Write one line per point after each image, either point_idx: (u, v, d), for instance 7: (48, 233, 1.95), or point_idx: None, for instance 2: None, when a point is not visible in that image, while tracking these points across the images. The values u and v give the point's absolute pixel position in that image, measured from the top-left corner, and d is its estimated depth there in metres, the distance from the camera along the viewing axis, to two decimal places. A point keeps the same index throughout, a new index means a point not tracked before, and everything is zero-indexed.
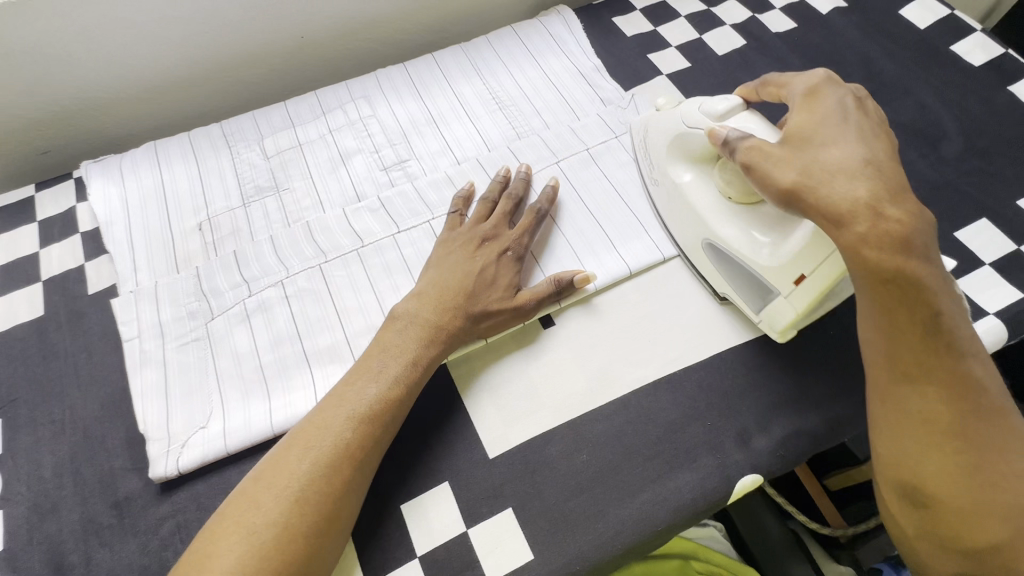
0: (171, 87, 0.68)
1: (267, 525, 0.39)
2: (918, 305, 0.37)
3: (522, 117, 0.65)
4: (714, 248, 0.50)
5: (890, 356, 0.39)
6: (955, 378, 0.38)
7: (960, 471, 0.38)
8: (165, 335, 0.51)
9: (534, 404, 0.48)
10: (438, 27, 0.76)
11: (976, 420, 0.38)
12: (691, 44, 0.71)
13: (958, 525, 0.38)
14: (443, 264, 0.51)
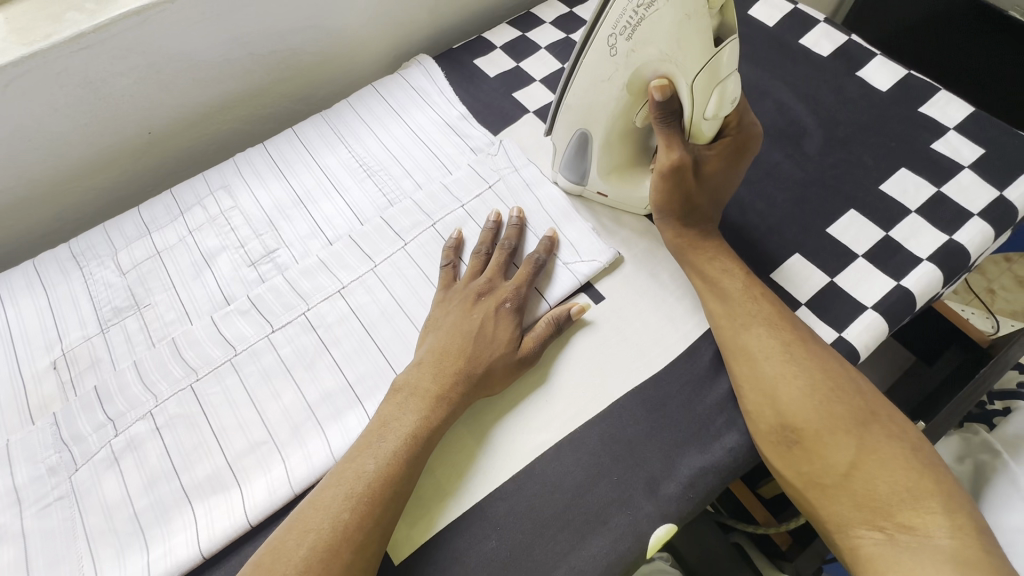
0: (11, 212, 0.62)
1: None
2: (729, 271, 0.51)
3: (393, 181, 0.63)
4: (582, 142, 0.51)
5: (728, 313, 0.49)
6: (781, 323, 0.48)
7: (813, 405, 0.44)
8: (22, 501, 0.46)
9: (440, 494, 0.46)
10: (298, 96, 0.73)
11: (812, 357, 0.46)
12: (553, 76, 0.70)
13: (826, 457, 0.43)
14: (435, 327, 0.50)
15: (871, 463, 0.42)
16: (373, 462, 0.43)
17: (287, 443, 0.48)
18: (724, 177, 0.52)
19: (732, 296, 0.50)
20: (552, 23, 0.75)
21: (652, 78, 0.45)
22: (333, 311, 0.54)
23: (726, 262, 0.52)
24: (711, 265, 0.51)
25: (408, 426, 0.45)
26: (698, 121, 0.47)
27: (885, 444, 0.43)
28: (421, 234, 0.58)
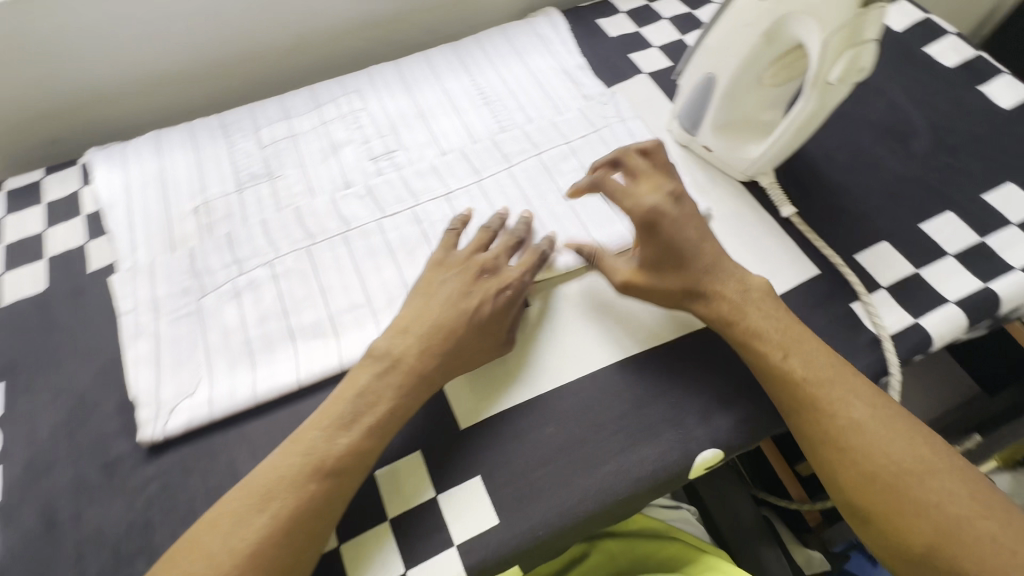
0: (176, 81, 0.71)
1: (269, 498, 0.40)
2: (757, 354, 0.46)
3: (507, 111, 0.68)
4: (708, 86, 0.55)
5: (774, 394, 0.46)
6: (834, 409, 0.44)
7: (879, 482, 0.42)
8: (159, 309, 0.54)
9: (507, 379, 0.50)
10: (430, 27, 0.79)
11: (866, 442, 0.42)
12: (672, 45, 0.73)
13: (901, 533, 0.41)
14: (427, 295, 0.49)
15: (958, 543, 0.39)
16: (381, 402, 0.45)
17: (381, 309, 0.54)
18: (670, 238, 0.48)
19: (767, 380, 0.46)
20: None
21: (791, 31, 0.47)
22: (438, 211, 0.59)
23: (770, 342, 0.46)
24: (755, 343, 0.46)
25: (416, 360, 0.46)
26: (821, 88, 0.46)
27: (972, 522, 0.39)
28: (525, 164, 0.63)
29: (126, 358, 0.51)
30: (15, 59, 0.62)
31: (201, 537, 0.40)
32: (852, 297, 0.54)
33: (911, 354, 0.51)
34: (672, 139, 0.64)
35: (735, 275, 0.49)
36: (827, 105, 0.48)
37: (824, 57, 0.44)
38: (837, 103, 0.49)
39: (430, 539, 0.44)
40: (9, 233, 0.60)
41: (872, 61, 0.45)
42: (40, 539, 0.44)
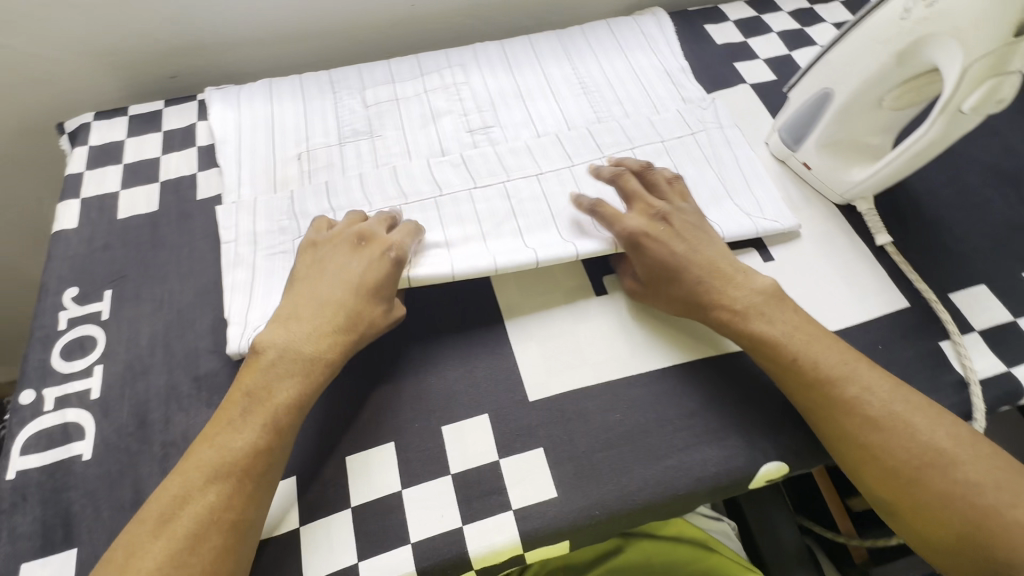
0: (292, 35, 0.74)
1: (199, 480, 0.40)
2: (774, 359, 0.47)
3: (604, 103, 0.68)
4: (823, 101, 0.55)
5: (795, 401, 0.47)
6: (850, 409, 0.44)
7: (907, 474, 0.42)
8: (257, 243, 0.57)
9: (579, 360, 0.51)
10: (537, 13, 0.80)
11: (886, 437, 0.43)
12: (778, 59, 0.72)
13: (930, 521, 0.41)
14: (313, 278, 0.49)
15: (987, 530, 0.39)
16: (288, 381, 0.45)
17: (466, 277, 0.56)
18: (658, 257, 0.51)
19: (786, 386, 0.47)
20: (789, 13, 0.77)
21: (931, 53, 0.45)
22: (528, 189, 0.60)
23: (779, 353, 0.46)
24: (764, 348, 0.47)
25: (291, 339, 0.46)
26: (950, 117, 0.46)
27: (1001, 511, 0.40)
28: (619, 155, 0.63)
29: (224, 283, 0.54)
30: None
31: (137, 538, 0.38)
32: (942, 336, 0.52)
33: (998, 402, 0.50)
34: (769, 152, 0.63)
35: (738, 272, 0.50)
36: (952, 135, 0.47)
37: (961, 85, 0.44)
38: (962, 134, 0.48)
39: (488, 499, 0.45)
40: (128, 154, 0.64)
41: (1010, 95, 0.44)
42: (132, 435, 0.48)
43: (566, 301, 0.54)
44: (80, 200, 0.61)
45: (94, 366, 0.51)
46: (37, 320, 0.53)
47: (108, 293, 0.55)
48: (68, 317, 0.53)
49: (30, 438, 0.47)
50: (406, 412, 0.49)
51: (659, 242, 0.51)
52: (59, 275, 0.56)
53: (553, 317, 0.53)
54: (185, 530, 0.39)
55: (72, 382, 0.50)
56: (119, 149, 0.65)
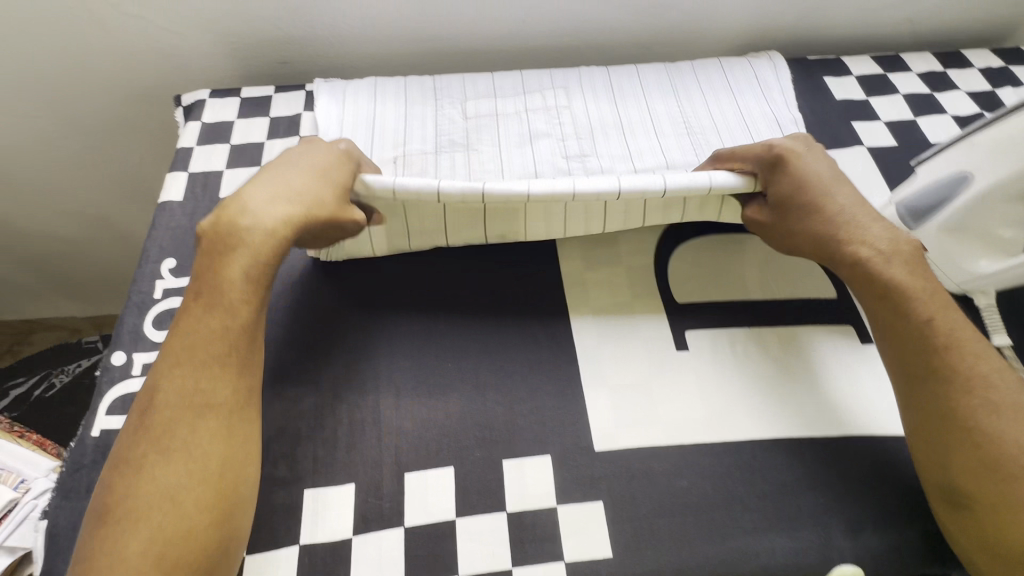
0: (402, 37, 0.75)
1: (180, 374, 0.41)
2: (901, 311, 0.45)
3: (707, 146, 0.66)
4: (956, 186, 0.51)
5: (906, 362, 0.45)
6: (968, 379, 0.42)
7: (996, 474, 0.40)
8: None
9: (651, 416, 0.49)
10: (646, 42, 0.79)
11: (1004, 428, 0.40)
12: (901, 123, 0.68)
13: (1004, 525, 0.39)
14: (267, 168, 0.49)
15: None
16: (239, 258, 0.44)
17: (545, 309, 0.55)
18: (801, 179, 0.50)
19: (905, 339, 0.45)
20: (918, 75, 0.72)
21: None
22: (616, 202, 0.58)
23: (912, 304, 0.45)
24: (899, 299, 0.45)
25: (244, 216, 0.45)
26: None
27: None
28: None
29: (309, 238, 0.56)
30: None
31: (134, 442, 0.40)
32: None
33: None
34: None
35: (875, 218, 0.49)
36: None
37: None
38: None
39: (542, 546, 0.44)
40: (236, 135, 0.67)
41: None
42: None
43: (646, 351, 0.52)
44: (187, 173, 0.64)
45: None
46: (135, 286, 0.56)
47: None
48: (164, 287, 0.56)
49: (116, 399, 0.50)
50: (471, 439, 0.48)
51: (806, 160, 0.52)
52: (160, 245, 0.58)
53: (630, 365, 0.52)
54: (168, 431, 0.39)
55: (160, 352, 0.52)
56: (228, 129, 0.68)
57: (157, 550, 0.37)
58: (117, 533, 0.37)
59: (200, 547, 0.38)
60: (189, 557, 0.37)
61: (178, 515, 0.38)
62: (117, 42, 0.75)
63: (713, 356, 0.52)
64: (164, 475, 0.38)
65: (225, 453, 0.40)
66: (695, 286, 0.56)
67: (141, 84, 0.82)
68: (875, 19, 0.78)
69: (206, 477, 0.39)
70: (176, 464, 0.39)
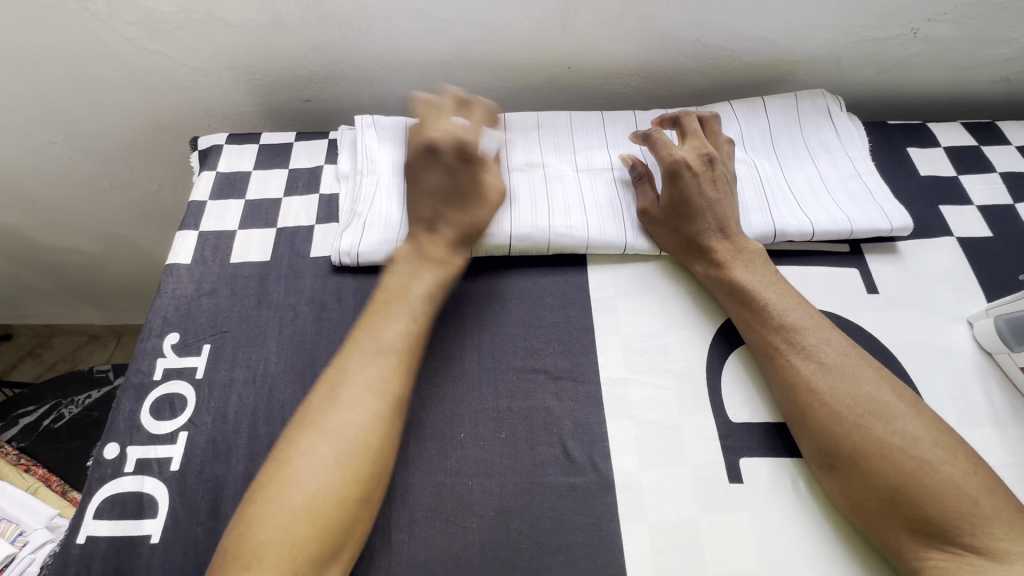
0: (434, 76, 0.69)
1: (373, 362, 0.45)
2: (750, 302, 0.50)
3: (765, 196, 0.59)
4: None
5: (758, 346, 0.49)
6: (802, 347, 0.47)
7: (844, 428, 0.43)
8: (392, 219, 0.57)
9: (698, 566, 0.43)
10: (702, 92, 0.71)
11: (831, 384, 0.45)
12: (998, 208, 0.59)
13: (863, 474, 0.42)
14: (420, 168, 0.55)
15: (920, 481, 0.40)
16: (431, 266, 0.52)
17: (581, 416, 0.49)
18: (688, 195, 0.55)
19: (752, 327, 0.50)
20: (1018, 149, 0.63)
21: None
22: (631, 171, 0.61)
23: (767, 293, 0.50)
24: (742, 289, 0.51)
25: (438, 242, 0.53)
26: None
27: (935, 464, 0.40)
28: (752, 220, 0.57)
29: (354, 213, 0.58)
30: (313, 25, 0.63)
31: (299, 422, 0.43)
32: None
33: None
34: (973, 338, 0.52)
35: (728, 228, 0.54)
36: None
37: None
38: None
39: None
40: (251, 189, 0.62)
41: None
42: (202, 525, 0.44)
43: (693, 479, 0.46)
44: (198, 232, 0.59)
45: (177, 432, 0.48)
46: (135, 364, 0.52)
47: (206, 348, 0.52)
48: (165, 366, 0.51)
49: (106, 500, 0.46)
50: None
51: (697, 181, 0.55)
52: (164, 317, 0.54)
53: (673, 496, 0.45)
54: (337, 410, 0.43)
55: (155, 446, 0.48)
56: (243, 181, 0.63)
57: (338, 463, 0.41)
58: (301, 444, 0.42)
59: (366, 467, 0.42)
60: (357, 474, 0.41)
61: (352, 432, 0.42)
62: (131, 72, 0.70)
63: (769, 493, 0.45)
64: (326, 449, 0.41)
65: (378, 430, 0.43)
66: (755, 404, 0.49)
67: (157, 114, 0.77)
68: (968, 78, 0.69)
69: (365, 450, 0.42)
70: (348, 440, 0.42)
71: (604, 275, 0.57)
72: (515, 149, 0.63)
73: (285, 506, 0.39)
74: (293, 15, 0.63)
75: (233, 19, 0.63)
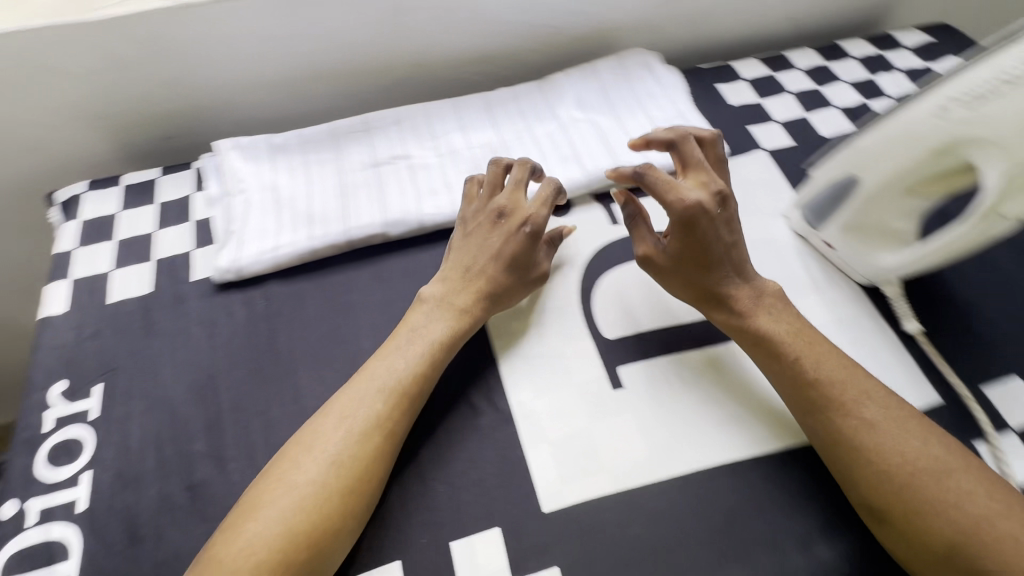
0: (290, 92, 0.72)
1: (373, 402, 0.46)
2: (780, 355, 0.49)
3: (607, 143, 0.66)
4: (855, 189, 0.50)
5: (794, 400, 0.48)
6: (836, 402, 0.46)
7: (892, 485, 0.42)
8: (268, 231, 0.60)
9: (596, 466, 0.48)
10: (544, 67, 0.79)
11: (879, 441, 0.44)
12: (794, 121, 0.70)
13: (912, 528, 0.41)
14: (479, 246, 0.55)
15: (976, 537, 0.40)
16: (443, 321, 0.52)
17: (476, 366, 0.53)
18: (706, 239, 0.51)
19: (787, 383, 0.48)
20: (803, 71, 0.75)
21: (966, 155, 0.42)
22: (488, 146, 0.67)
23: (805, 355, 0.48)
24: (769, 345, 0.49)
25: (443, 294, 0.53)
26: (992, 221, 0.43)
27: (991, 520, 0.40)
28: (597, 166, 0.64)
29: (230, 232, 0.60)
30: (154, 61, 0.65)
31: (283, 467, 0.43)
32: (977, 437, 0.49)
33: None
34: (789, 227, 0.61)
35: (745, 270, 0.53)
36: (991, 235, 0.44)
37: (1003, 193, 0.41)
38: (1005, 233, 0.44)
39: None
40: (120, 230, 0.62)
41: None
42: (120, 554, 0.44)
43: (582, 396, 0.51)
44: (70, 281, 0.58)
45: (80, 474, 0.48)
46: (22, 421, 0.50)
47: (97, 388, 0.52)
48: (55, 417, 0.51)
49: (11, 558, 0.44)
50: (413, 527, 0.46)
51: (715, 224, 0.51)
52: (46, 369, 0.53)
53: (567, 414, 0.51)
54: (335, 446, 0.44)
55: (58, 493, 0.47)
56: (111, 224, 0.62)
57: (340, 470, 0.43)
58: (286, 478, 0.43)
59: (364, 469, 0.44)
60: (351, 472, 0.43)
61: (342, 458, 0.44)
62: None
63: (645, 392, 0.52)
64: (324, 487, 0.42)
65: (371, 454, 0.44)
66: (624, 321, 0.56)
67: None
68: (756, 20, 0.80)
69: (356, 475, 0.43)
70: (343, 467, 0.43)
71: None
72: (378, 146, 0.67)
73: (280, 512, 0.41)
74: (132, 55, 0.64)
75: (69, 68, 0.63)
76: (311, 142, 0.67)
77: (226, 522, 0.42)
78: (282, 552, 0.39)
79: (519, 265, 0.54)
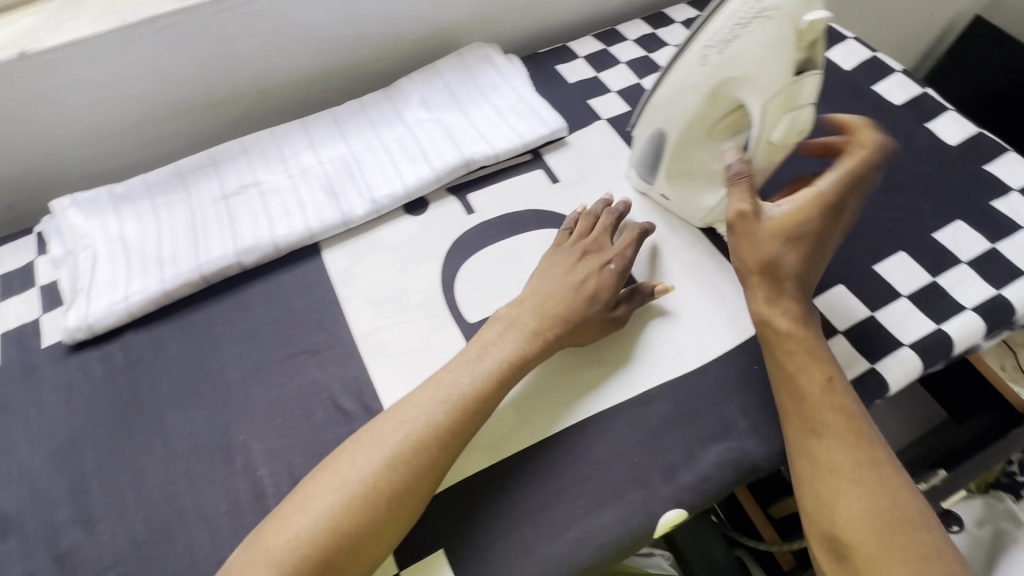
0: (131, 138, 0.70)
1: (421, 421, 0.45)
2: (813, 372, 0.46)
3: (453, 138, 0.68)
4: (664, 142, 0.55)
5: (802, 415, 0.46)
6: (853, 433, 0.44)
7: (870, 526, 0.41)
8: (117, 282, 0.58)
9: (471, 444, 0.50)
10: (393, 74, 0.80)
11: (877, 481, 0.43)
12: (628, 89, 0.75)
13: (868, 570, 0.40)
14: (558, 276, 0.54)
15: None
16: (511, 341, 0.50)
17: (345, 374, 0.54)
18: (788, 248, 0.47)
19: (807, 397, 0.46)
20: (633, 41, 0.80)
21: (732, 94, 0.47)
22: (339, 159, 0.67)
23: (836, 386, 0.46)
24: (794, 357, 0.47)
25: (514, 317, 0.52)
26: (767, 149, 0.48)
27: None
28: (446, 161, 0.66)
29: (76, 290, 0.58)
30: None
31: (317, 481, 0.43)
32: None
33: (869, 401, 0.52)
34: (631, 185, 0.65)
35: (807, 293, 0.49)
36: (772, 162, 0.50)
37: (765, 122, 0.46)
38: (782, 156, 0.50)
39: None
40: None
41: (808, 123, 0.47)
42: None
43: None
44: None
45: None
46: None
47: None
48: None
49: None
50: None
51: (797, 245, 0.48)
52: None
53: None
54: (381, 458, 0.43)
55: None
56: None
57: (391, 474, 0.43)
58: (320, 487, 0.42)
59: (401, 481, 0.43)
60: (394, 476, 0.43)
61: (393, 459, 0.43)
62: None
63: None
64: (367, 491, 0.42)
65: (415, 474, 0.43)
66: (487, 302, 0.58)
67: None
68: None
69: (400, 485, 0.43)
70: (386, 477, 0.42)
71: (339, 253, 0.62)
72: (227, 177, 0.66)
73: (316, 514, 0.41)
74: None
75: None
76: (155, 184, 0.65)
77: (276, 510, 0.43)
78: (324, 547, 0.40)
79: (605, 300, 0.53)
